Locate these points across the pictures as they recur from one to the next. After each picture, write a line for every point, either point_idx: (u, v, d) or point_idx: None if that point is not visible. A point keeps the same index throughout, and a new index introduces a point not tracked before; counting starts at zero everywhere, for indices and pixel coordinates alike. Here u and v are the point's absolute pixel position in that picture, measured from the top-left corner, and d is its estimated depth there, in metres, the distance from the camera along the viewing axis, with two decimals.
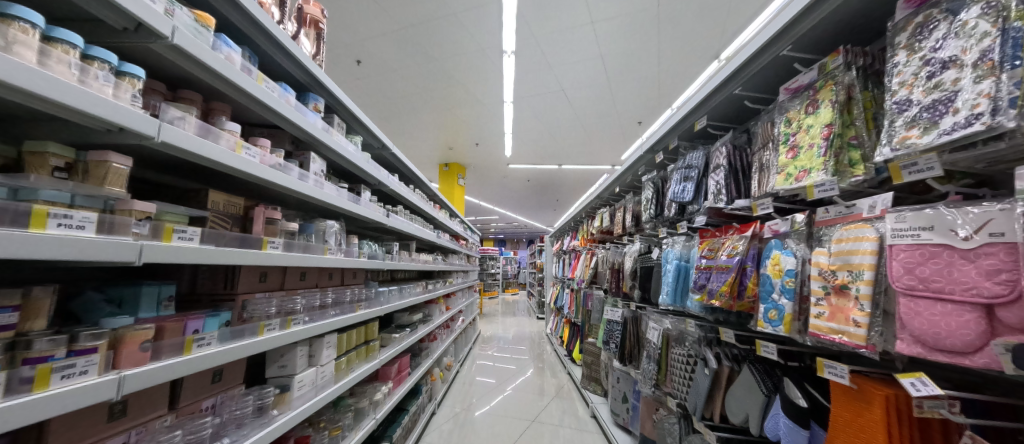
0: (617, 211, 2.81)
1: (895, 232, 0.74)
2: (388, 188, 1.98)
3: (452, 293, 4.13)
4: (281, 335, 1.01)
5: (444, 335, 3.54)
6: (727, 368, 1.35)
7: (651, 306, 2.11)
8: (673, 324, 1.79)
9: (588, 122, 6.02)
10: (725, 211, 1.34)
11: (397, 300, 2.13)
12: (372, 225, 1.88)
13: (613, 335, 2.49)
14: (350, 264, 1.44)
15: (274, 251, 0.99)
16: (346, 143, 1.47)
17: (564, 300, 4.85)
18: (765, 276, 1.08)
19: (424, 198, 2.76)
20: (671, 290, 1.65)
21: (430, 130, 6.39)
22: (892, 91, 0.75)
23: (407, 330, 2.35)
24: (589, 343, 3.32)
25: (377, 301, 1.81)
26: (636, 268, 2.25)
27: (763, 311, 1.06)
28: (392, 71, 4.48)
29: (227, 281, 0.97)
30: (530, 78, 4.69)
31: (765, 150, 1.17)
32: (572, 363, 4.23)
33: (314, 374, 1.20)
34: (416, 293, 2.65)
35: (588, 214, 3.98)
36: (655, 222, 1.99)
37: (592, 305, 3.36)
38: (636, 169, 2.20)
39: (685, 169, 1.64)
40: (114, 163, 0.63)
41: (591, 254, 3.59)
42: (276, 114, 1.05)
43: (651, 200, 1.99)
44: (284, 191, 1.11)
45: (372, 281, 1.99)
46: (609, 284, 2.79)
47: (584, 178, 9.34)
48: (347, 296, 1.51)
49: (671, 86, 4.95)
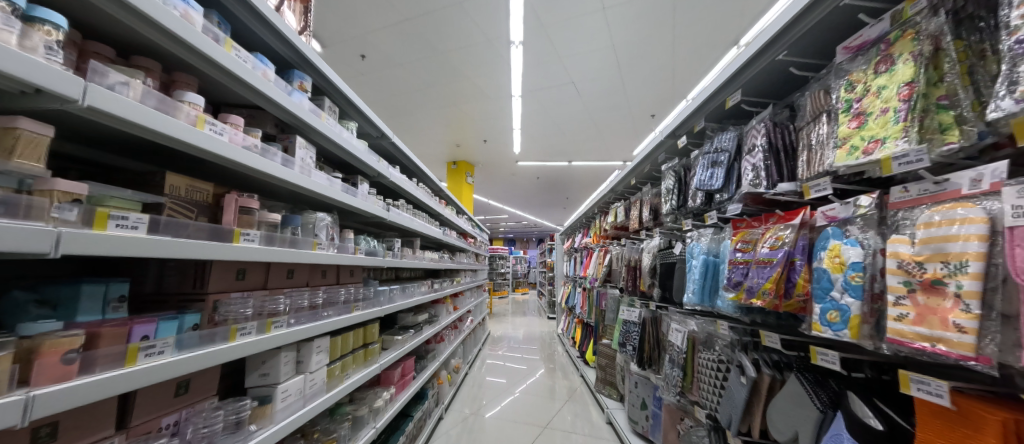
0: (633, 206, 2.64)
1: (1015, 210, 0.57)
2: (388, 181, 1.87)
3: (460, 293, 4.02)
4: (257, 340, 0.89)
5: (452, 335, 3.42)
6: (767, 376, 1.17)
7: (673, 306, 1.94)
8: (701, 326, 1.61)
9: (599, 117, 5.82)
10: (764, 198, 1.16)
11: (399, 300, 2.01)
12: (371, 220, 1.77)
13: (630, 337, 2.32)
14: (344, 261, 1.32)
15: (248, 244, 0.87)
16: (340, 130, 1.36)
17: (576, 299, 4.69)
18: (820, 271, 0.90)
19: (429, 192, 2.64)
20: (698, 288, 1.48)
21: (437, 127, 6.30)
22: (1010, 28, 0.59)
23: (410, 331, 2.23)
24: (604, 345, 3.16)
25: (376, 301, 1.70)
26: (656, 265, 2.08)
27: (819, 312, 0.89)
28: (397, 65, 4.39)
29: (196, 279, 0.86)
30: (539, 71, 4.54)
31: (817, 123, 1.00)
32: (584, 365, 4.07)
33: (301, 383, 1.08)
34: (421, 292, 2.53)
35: (601, 210, 3.80)
36: (676, 214, 1.82)
37: (606, 304, 3.19)
38: (655, 158, 2.03)
39: (713, 152, 1.46)
40: (26, 130, 0.50)
41: (605, 251, 3.42)
42: (252, 91, 0.93)
43: (673, 189, 1.82)
44: (264, 178, 0.99)
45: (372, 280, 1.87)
46: (625, 282, 2.61)
47: (594, 175, 9.12)
48: (341, 296, 1.39)
49: (687, 76, 4.73)
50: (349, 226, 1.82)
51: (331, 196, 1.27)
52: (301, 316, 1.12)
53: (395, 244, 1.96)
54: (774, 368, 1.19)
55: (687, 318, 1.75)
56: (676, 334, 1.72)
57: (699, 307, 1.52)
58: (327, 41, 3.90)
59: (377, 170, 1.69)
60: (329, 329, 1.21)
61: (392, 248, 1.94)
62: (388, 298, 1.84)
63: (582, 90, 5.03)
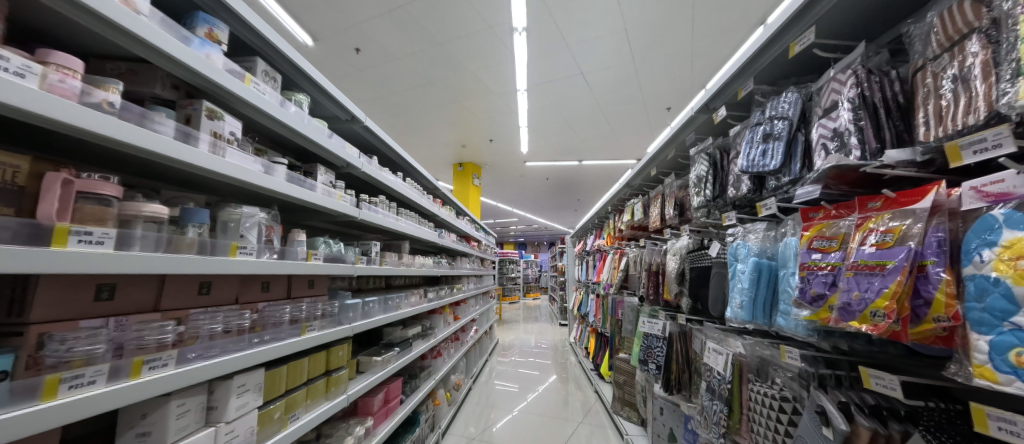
0: (654, 202, 2.29)
1: None
2: (362, 173, 1.58)
3: (462, 300, 3.71)
4: (106, 393, 0.60)
5: (452, 348, 3.13)
6: (866, 430, 0.78)
7: (708, 321, 1.57)
8: (752, 349, 1.24)
9: (611, 111, 5.48)
10: (851, 175, 0.82)
11: (380, 314, 1.72)
12: (340, 219, 1.49)
13: (653, 354, 1.95)
14: (282, 271, 1.03)
15: (89, 250, 0.58)
16: (279, 101, 1.08)
17: (589, 307, 4.33)
18: (982, 281, 0.55)
19: (420, 190, 2.35)
20: (749, 302, 1.12)
21: (441, 127, 6.07)
22: None
23: (396, 349, 1.93)
24: (620, 359, 2.80)
25: (342, 318, 1.39)
26: (684, 269, 1.73)
27: (997, 352, 0.52)
28: (395, 59, 4.17)
29: (16, 303, 0.59)
30: (545, 61, 4.24)
31: (957, 54, 0.64)
32: (599, 379, 3.70)
33: (207, 440, 0.80)
34: (412, 303, 2.24)
35: (615, 209, 3.45)
36: (711, 207, 1.47)
37: (623, 314, 2.82)
38: (682, 141, 1.68)
39: (765, 122, 1.11)
40: None
41: (620, 253, 3.07)
42: (107, 23, 0.66)
43: (707, 176, 1.46)
44: (138, 153, 0.71)
45: (343, 292, 1.58)
46: (646, 290, 2.25)
47: (607, 175, 8.70)
48: (286, 314, 1.12)
49: (706, 64, 4.36)
50: (314, 227, 1.54)
51: (263, 184, 0.99)
52: (205, 346, 0.84)
53: (373, 247, 1.66)
54: (875, 419, 0.80)
55: (728, 336, 1.38)
56: (715, 358, 1.35)
57: (749, 327, 1.17)
58: (320, 34, 3.71)
59: (344, 158, 1.41)
60: (254, 361, 0.92)
61: (368, 252, 1.64)
62: (361, 314, 1.54)
63: (591, 81, 4.70)
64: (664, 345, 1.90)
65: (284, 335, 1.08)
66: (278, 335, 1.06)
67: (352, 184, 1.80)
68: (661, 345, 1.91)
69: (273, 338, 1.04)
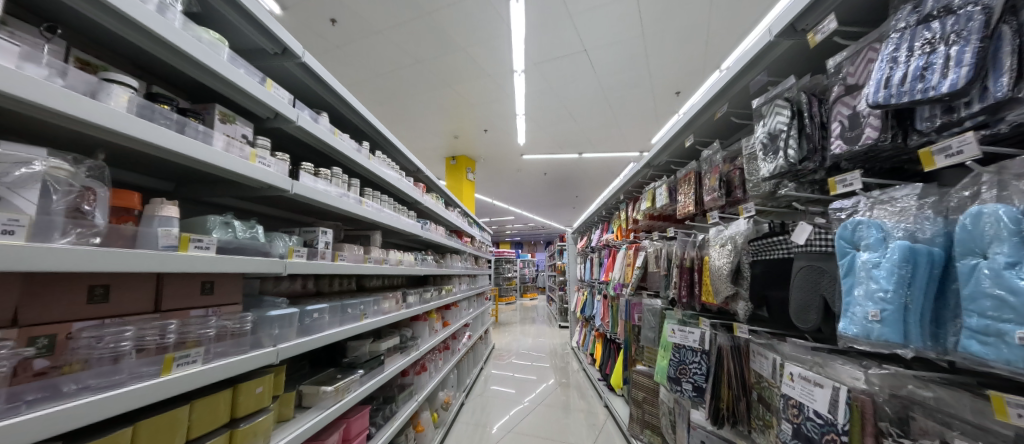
0: (685, 183, 1.86)
1: None
2: (301, 131, 1.12)
3: (454, 304, 3.26)
4: None
5: (441, 359, 2.69)
6: None
7: (787, 334, 1.14)
8: (883, 382, 0.82)
9: (615, 96, 5.07)
10: None
11: (333, 328, 1.25)
12: (263, 194, 1.04)
13: (688, 371, 1.55)
14: (106, 267, 0.56)
15: None
16: None
17: (595, 308, 3.91)
18: None
19: (397, 170, 1.90)
20: (897, 311, 0.69)
21: (430, 115, 5.61)
22: None
23: (360, 371, 1.46)
24: (639, 372, 2.37)
25: (262, 337, 0.93)
26: (742, 263, 1.30)
27: None
28: (378, 33, 3.72)
29: None
30: (545, 35, 3.80)
31: None
32: (609, 392, 3.26)
33: None
34: (386, 310, 1.77)
35: (627, 198, 3.01)
36: (793, 174, 1.04)
37: (641, 318, 2.39)
38: (741, 90, 1.25)
39: (942, 18, 0.69)
40: None
41: (635, 248, 2.64)
42: None
43: (790, 131, 1.03)
44: None
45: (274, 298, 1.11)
46: (675, 291, 1.82)
47: (608, 169, 8.30)
48: (128, 342, 0.63)
49: (722, 41, 3.97)
50: (225, 203, 1.07)
51: (66, 107, 0.53)
52: None
53: (320, 234, 1.19)
54: None
55: (826, 360, 0.96)
56: (811, 392, 0.91)
57: (890, 352, 0.74)
58: (289, 2, 3.25)
59: (268, 104, 0.95)
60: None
61: (314, 243, 1.18)
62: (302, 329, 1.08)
63: (596, 61, 4.28)
64: (703, 360, 1.50)
65: (118, 377, 0.60)
66: (99, 382, 0.58)
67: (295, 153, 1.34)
68: (700, 361, 1.51)
69: (89, 388, 0.56)
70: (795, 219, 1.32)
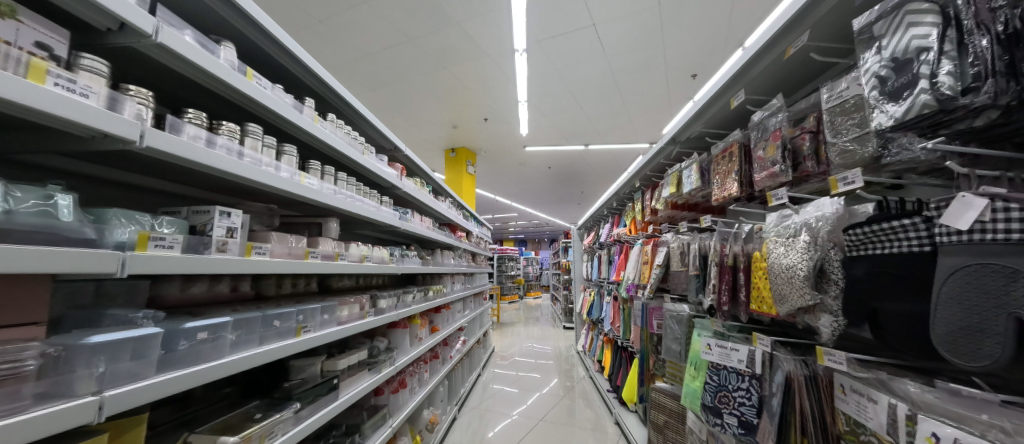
0: (724, 159, 1.46)
1: None
2: (179, 60, 0.74)
3: (446, 306, 2.91)
4: None
5: (426, 371, 2.33)
6: None
7: (923, 368, 0.76)
8: None
9: (625, 80, 4.65)
10: None
11: (249, 351, 0.90)
12: (104, 149, 0.66)
13: (731, 401, 1.18)
14: None
15: None
16: None
17: (604, 311, 3.53)
18: None
19: (362, 141, 1.51)
20: None
21: (426, 102, 5.24)
22: None
23: (299, 402, 1.10)
24: (658, 390, 1.99)
25: (74, 379, 0.55)
26: (825, 261, 0.91)
27: None
28: (363, 5, 3.34)
29: None
30: (549, 9, 3.40)
31: None
32: (620, 406, 2.88)
33: None
34: (347, 318, 1.41)
35: (644, 185, 2.62)
36: (943, 115, 0.65)
37: (663, 326, 2.01)
38: (837, 6, 0.85)
39: None
40: None
41: (652, 243, 2.26)
42: None
43: (941, 47, 0.64)
44: None
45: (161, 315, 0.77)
46: (712, 297, 1.42)
47: (615, 162, 7.86)
48: None
49: (748, 15, 3.53)
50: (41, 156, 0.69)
51: None
52: None
53: (216, 217, 0.81)
54: None
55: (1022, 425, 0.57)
56: None
57: None
58: None
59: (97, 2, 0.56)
60: None
61: (206, 229, 0.80)
62: (164, 361, 0.70)
63: (606, 38, 3.86)
64: (753, 387, 1.14)
65: None
66: None
67: (196, 102, 0.96)
68: (748, 388, 1.15)
69: None
70: (932, 193, 0.92)
